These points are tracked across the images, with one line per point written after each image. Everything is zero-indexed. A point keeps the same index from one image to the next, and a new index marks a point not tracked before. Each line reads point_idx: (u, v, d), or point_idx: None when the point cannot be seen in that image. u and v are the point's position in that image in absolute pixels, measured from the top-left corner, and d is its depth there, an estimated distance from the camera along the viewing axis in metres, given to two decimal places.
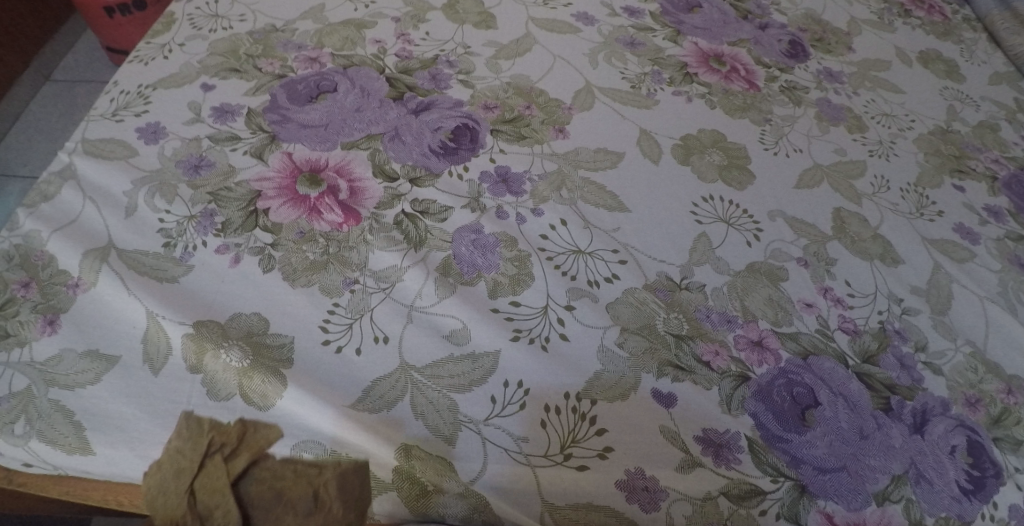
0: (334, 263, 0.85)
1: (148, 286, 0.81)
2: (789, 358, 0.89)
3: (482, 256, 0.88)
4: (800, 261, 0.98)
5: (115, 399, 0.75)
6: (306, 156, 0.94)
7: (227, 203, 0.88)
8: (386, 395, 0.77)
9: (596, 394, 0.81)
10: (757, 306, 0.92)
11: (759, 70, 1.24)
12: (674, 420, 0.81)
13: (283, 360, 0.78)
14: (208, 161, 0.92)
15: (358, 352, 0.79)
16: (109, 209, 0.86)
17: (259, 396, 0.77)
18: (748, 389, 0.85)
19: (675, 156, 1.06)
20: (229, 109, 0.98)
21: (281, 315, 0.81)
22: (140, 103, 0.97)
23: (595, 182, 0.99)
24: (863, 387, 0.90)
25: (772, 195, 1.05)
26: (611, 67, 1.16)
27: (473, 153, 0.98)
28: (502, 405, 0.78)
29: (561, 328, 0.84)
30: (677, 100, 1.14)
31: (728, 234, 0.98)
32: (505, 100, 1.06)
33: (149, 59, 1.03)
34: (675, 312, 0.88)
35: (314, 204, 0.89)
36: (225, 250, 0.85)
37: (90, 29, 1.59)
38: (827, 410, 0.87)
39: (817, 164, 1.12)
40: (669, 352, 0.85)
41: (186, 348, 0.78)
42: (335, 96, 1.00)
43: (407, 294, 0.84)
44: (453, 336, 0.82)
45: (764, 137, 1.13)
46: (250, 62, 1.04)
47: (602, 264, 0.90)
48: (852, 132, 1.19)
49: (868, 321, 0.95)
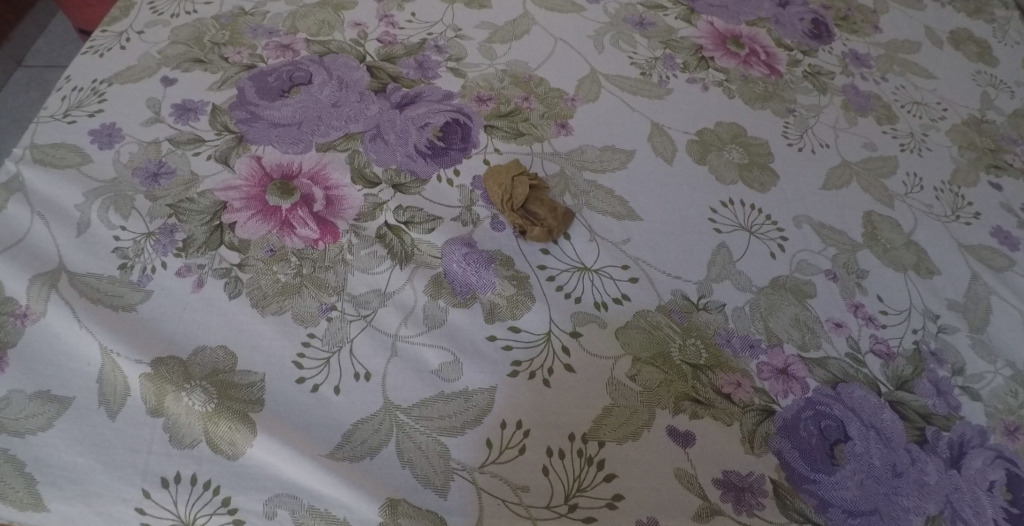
0: (309, 286, 0.76)
1: (102, 317, 0.72)
2: (817, 387, 0.80)
3: (476, 273, 0.78)
4: (827, 273, 0.89)
5: (69, 449, 0.67)
6: (277, 160, 0.83)
7: (188, 217, 0.78)
8: (368, 440, 0.69)
9: (604, 434, 0.72)
10: (782, 327, 0.83)
11: (781, 54, 1.13)
12: (691, 462, 0.73)
13: (254, 401, 0.70)
14: (168, 169, 0.82)
15: (337, 390, 0.71)
16: (59, 226, 0.77)
17: (227, 444, 0.68)
18: (772, 424, 0.77)
19: (690, 153, 0.95)
20: (191, 107, 0.87)
21: (250, 348, 0.72)
22: (94, 101, 0.87)
23: (602, 185, 0.89)
24: (896, 417, 0.81)
25: (797, 198, 0.95)
26: (618, 52, 1.05)
27: (465, 153, 0.87)
28: (499, 450, 0.70)
29: (566, 358, 0.75)
30: (692, 89, 1.03)
31: (749, 244, 0.88)
32: (500, 91, 0.95)
33: (104, 50, 0.92)
34: (692, 338, 0.79)
35: (285, 217, 0.79)
36: (187, 273, 0.75)
37: (61, 9, 1.46)
38: (858, 445, 0.78)
39: (845, 161, 1.02)
40: (686, 384, 0.76)
41: (144, 390, 0.69)
42: (310, 89, 0.89)
43: (392, 322, 0.75)
44: (442, 370, 0.73)
45: (787, 130, 1.03)
46: (216, 51, 0.93)
47: (610, 283, 0.81)
48: (882, 123, 1.08)
49: (902, 342, 0.86)
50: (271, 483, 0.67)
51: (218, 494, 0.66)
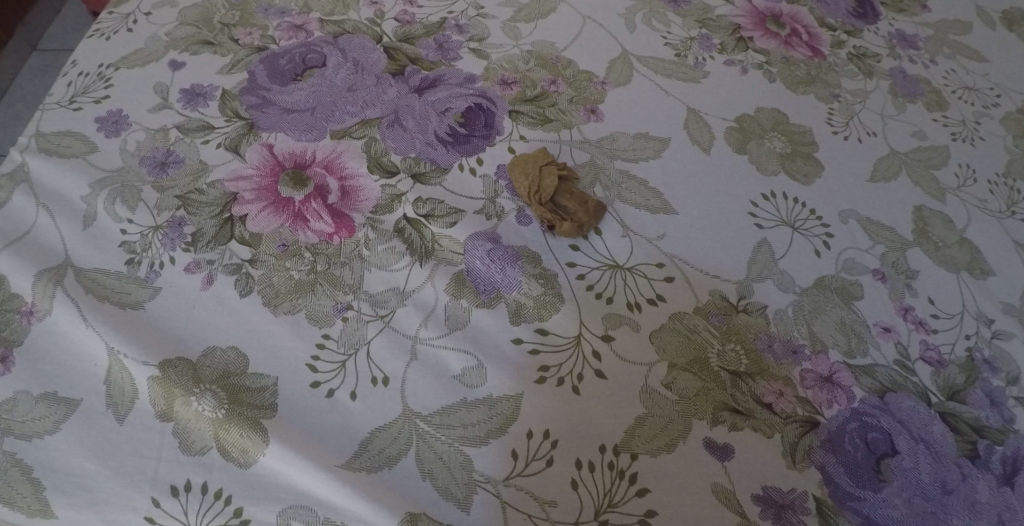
0: (323, 284, 0.71)
1: (109, 315, 0.69)
2: (863, 397, 0.75)
3: (501, 271, 0.73)
4: (875, 273, 0.83)
5: (77, 454, 0.64)
6: (290, 148, 0.79)
7: (197, 209, 0.74)
8: (386, 450, 0.65)
9: (637, 446, 0.68)
10: (827, 332, 0.77)
11: (825, 34, 1.05)
12: (729, 477, 0.68)
13: (266, 406, 0.66)
14: (176, 157, 0.77)
15: (353, 395, 0.67)
16: (65, 218, 0.73)
17: (238, 451, 0.65)
18: (816, 437, 0.72)
19: (729, 142, 0.89)
20: (200, 92, 0.82)
21: (262, 351, 0.68)
22: (100, 86, 0.82)
23: (635, 175, 0.83)
24: (946, 430, 0.76)
25: (843, 192, 0.88)
26: (651, 31, 0.98)
27: (488, 140, 0.82)
28: (525, 462, 0.66)
29: (597, 363, 0.70)
30: (730, 71, 0.96)
31: (792, 241, 0.82)
32: (526, 74, 0.89)
33: (111, 33, 0.87)
34: (732, 343, 0.74)
35: (298, 209, 0.75)
36: (196, 269, 0.71)
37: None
38: (906, 460, 0.73)
39: (893, 151, 0.95)
40: (725, 393, 0.71)
41: (153, 393, 0.66)
42: (325, 72, 0.84)
43: (411, 323, 0.70)
44: (465, 376, 0.68)
45: (832, 117, 0.96)
46: (226, 32, 0.88)
47: (644, 282, 0.76)
48: (931, 111, 1.00)
49: (954, 349, 0.80)
50: (284, 493, 0.63)
51: (229, 504, 0.63)
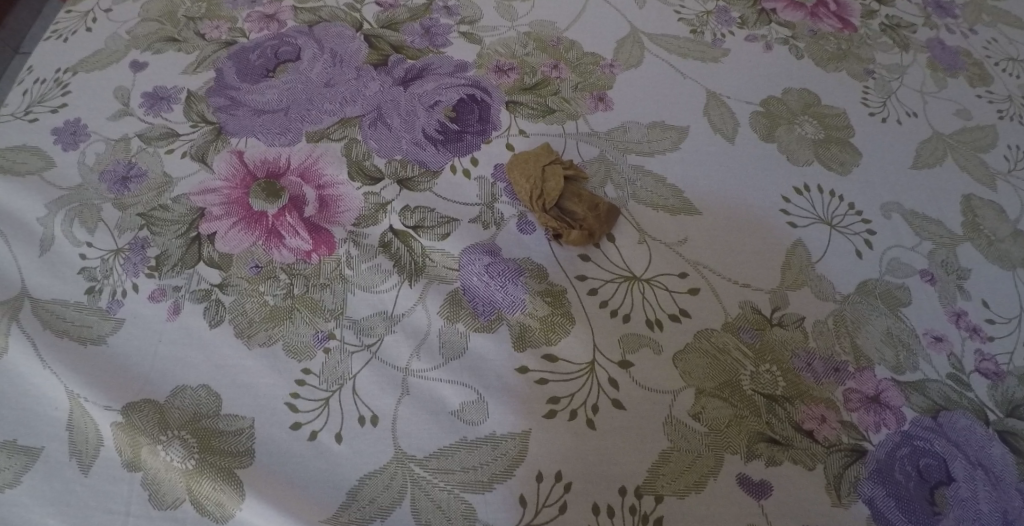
0: (302, 311, 0.63)
1: (69, 354, 0.61)
2: (915, 419, 0.66)
3: (501, 289, 0.65)
4: (923, 274, 0.73)
5: (40, 510, 0.57)
6: (262, 155, 0.70)
7: (161, 229, 0.66)
8: (378, 499, 0.58)
9: (661, 486, 0.60)
10: (871, 345, 0.68)
11: (854, 3, 0.93)
12: (767, 517, 0.60)
13: (242, 452, 0.59)
14: (138, 170, 0.69)
15: (338, 438, 0.59)
16: (18, 243, 0.65)
17: (212, 505, 0.58)
18: (863, 467, 0.63)
19: (754, 129, 0.79)
20: (165, 94, 0.74)
21: (237, 390, 0.60)
22: (57, 93, 0.73)
23: (650, 171, 0.74)
24: (1007, 452, 0.66)
25: (882, 182, 0.78)
26: (663, 7, 0.88)
27: (483, 137, 0.73)
28: (535, 509, 0.58)
29: (613, 392, 0.62)
30: (752, 49, 0.86)
31: (830, 241, 0.73)
32: (524, 59, 0.80)
33: (68, 33, 0.78)
34: (767, 364, 0.65)
35: (272, 225, 0.66)
36: (161, 296, 0.63)
37: None
38: (963, 489, 0.64)
39: (936, 134, 0.83)
40: (760, 421, 0.63)
41: (118, 441, 0.59)
42: (299, 67, 0.75)
43: (401, 353, 0.62)
44: (464, 412, 0.61)
45: (868, 96, 0.85)
46: (192, 26, 0.79)
47: (664, 296, 0.67)
48: (974, 86, 0.87)
49: (1013, 358, 0.70)
50: None
51: None
